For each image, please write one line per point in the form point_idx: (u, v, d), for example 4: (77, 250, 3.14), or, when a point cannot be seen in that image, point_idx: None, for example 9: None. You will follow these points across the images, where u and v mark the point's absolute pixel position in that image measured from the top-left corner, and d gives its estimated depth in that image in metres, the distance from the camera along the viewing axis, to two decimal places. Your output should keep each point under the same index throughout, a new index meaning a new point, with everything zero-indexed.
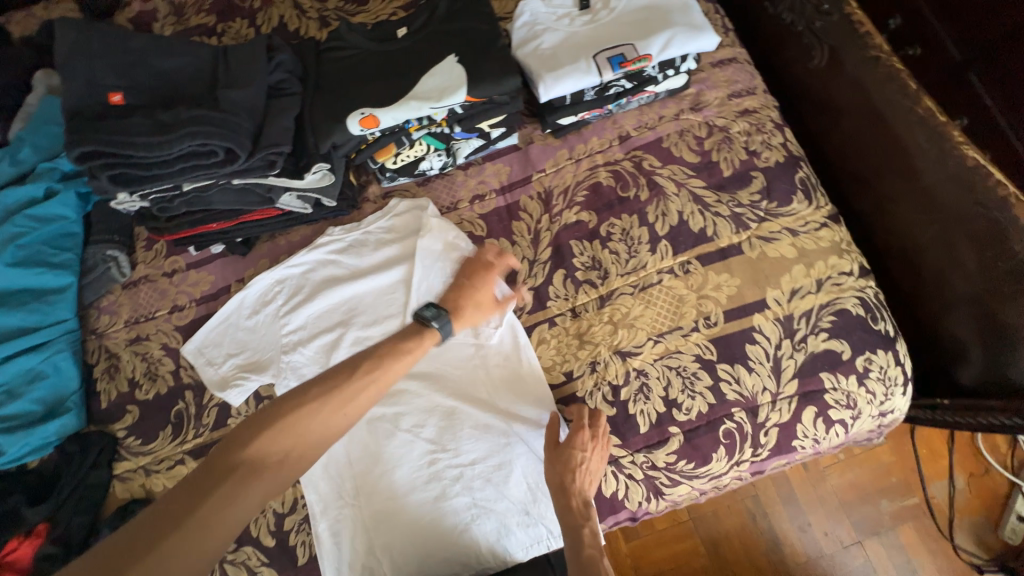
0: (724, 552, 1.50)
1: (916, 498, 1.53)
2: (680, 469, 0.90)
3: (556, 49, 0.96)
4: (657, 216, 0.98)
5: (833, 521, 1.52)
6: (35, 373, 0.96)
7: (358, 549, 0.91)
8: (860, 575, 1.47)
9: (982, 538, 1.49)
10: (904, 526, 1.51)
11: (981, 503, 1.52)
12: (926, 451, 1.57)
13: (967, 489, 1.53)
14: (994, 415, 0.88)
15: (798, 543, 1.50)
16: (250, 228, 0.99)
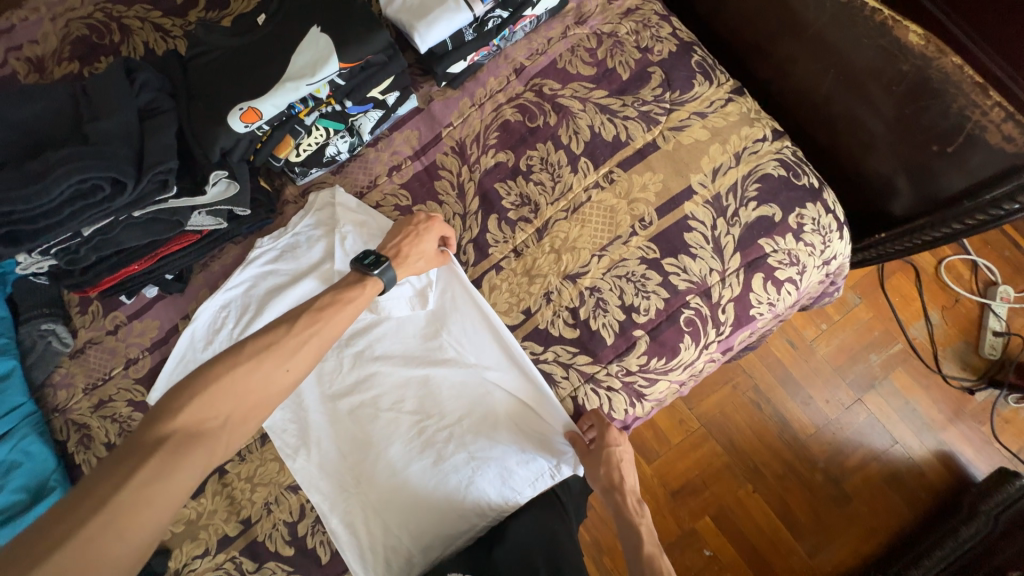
0: (737, 444, 1.57)
1: (899, 344, 1.60)
2: (653, 368, 0.93)
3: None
4: (570, 136, 0.99)
5: (831, 388, 1.58)
6: (8, 464, 0.94)
7: (376, 536, 0.93)
8: (866, 428, 1.55)
9: (966, 362, 1.58)
10: (896, 373, 1.58)
11: (958, 331, 1.60)
12: (898, 299, 1.64)
13: (943, 322, 1.61)
14: (923, 233, 0.96)
15: (805, 417, 1.57)
16: (176, 261, 0.97)
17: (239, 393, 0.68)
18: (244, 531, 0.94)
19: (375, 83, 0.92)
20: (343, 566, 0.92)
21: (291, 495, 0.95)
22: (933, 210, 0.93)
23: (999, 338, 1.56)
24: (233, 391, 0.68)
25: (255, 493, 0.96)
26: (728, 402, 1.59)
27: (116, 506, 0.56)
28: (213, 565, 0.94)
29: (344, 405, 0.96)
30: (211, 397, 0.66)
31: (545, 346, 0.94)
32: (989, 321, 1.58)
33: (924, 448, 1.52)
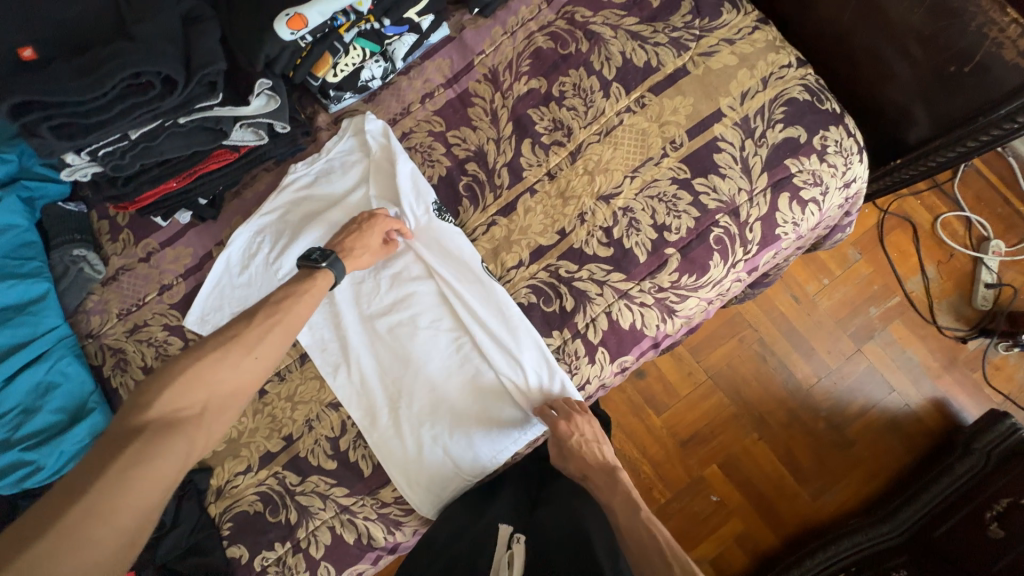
0: (744, 401, 1.61)
1: (897, 297, 1.66)
2: (684, 284, 0.96)
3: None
4: (602, 62, 1.01)
5: (833, 339, 1.64)
6: (46, 385, 0.95)
7: (413, 455, 0.95)
8: (867, 377, 1.61)
9: (960, 313, 1.65)
10: (893, 325, 1.65)
11: (953, 284, 1.67)
12: (897, 254, 1.69)
13: (938, 276, 1.67)
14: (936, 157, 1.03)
15: (808, 368, 1.62)
16: (211, 182, 0.97)
17: (211, 374, 0.67)
18: (287, 447, 0.96)
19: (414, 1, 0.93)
20: (385, 478, 0.95)
21: (331, 412, 0.97)
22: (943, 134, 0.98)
23: (990, 289, 1.63)
24: (209, 379, 0.67)
25: (296, 411, 0.97)
26: (736, 356, 1.63)
27: (94, 496, 0.55)
28: (255, 481, 0.96)
29: (383, 327, 0.98)
30: (190, 381, 0.66)
31: (580, 265, 0.97)
32: (981, 274, 1.64)
33: (921, 397, 1.59)
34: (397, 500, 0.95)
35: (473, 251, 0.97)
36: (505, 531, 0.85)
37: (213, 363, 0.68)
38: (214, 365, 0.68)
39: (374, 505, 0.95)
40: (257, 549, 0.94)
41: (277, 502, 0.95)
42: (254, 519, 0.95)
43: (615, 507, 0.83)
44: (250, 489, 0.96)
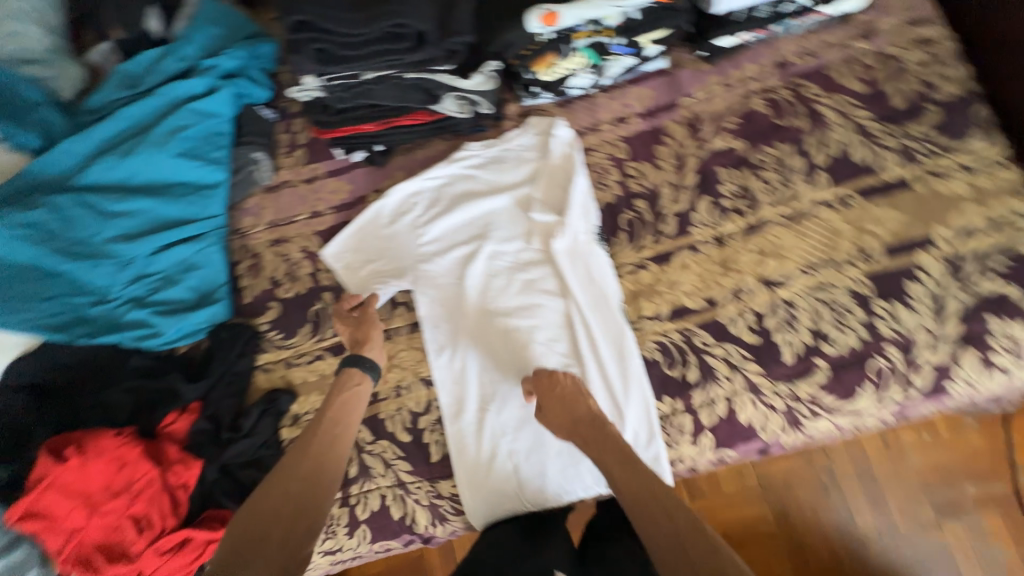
0: (821, 563, 1.11)
1: (1002, 486, 1.10)
2: (823, 403, 0.87)
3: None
4: (816, 146, 0.95)
5: None
6: (189, 263, 1.03)
7: (483, 462, 0.92)
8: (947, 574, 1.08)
9: None
10: (989, 513, 1.09)
11: None
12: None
13: None
14: None
15: (870, 524, 1.12)
16: (395, 135, 0.99)
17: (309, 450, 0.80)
18: (370, 404, 0.97)
19: (657, 29, 0.91)
20: (449, 472, 0.93)
21: (421, 387, 0.97)
22: None
23: None
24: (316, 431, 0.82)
25: (389, 373, 0.98)
26: (794, 497, 1.15)
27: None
28: None
29: (498, 324, 0.95)
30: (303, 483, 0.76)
31: (718, 340, 0.90)
32: None
33: None
34: (453, 497, 0.93)
35: (616, 288, 0.94)
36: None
37: (292, 469, 0.77)
38: (289, 476, 0.76)
39: (429, 492, 0.93)
40: None
41: None
42: None
43: (607, 459, 0.76)
44: None
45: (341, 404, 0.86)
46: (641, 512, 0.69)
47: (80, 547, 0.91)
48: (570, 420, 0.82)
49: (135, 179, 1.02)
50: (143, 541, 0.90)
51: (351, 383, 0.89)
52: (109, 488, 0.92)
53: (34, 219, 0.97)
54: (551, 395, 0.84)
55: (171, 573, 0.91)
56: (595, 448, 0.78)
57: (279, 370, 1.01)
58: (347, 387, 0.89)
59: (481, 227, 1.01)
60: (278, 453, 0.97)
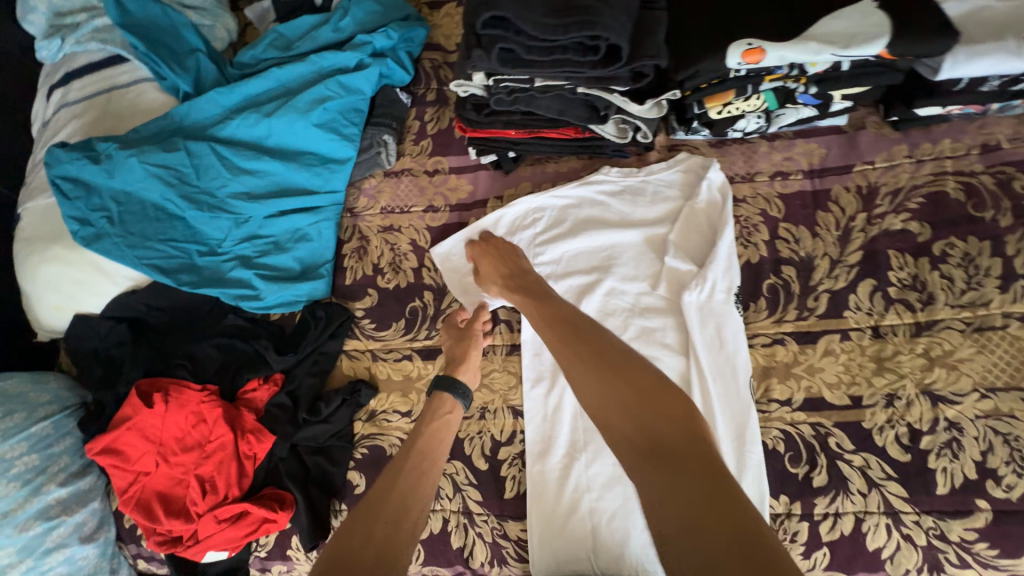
0: None
1: None
2: (976, 552, 0.74)
3: (986, 13, 0.77)
4: (1020, 250, 0.80)
5: None
6: (301, 234, 1.01)
7: (562, 515, 0.83)
8: None
9: None
10: None
11: None
12: None
13: None
14: None
15: None
16: (536, 146, 0.93)
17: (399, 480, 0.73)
18: None
19: (858, 85, 0.80)
20: (520, 512, 0.87)
21: (508, 416, 0.91)
22: None
23: None
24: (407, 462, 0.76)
25: (477, 392, 0.92)
26: None
27: None
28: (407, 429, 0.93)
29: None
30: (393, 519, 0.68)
31: (858, 448, 0.79)
32: None
33: None
34: (519, 540, 0.86)
35: (746, 359, 0.84)
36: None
37: (379, 502, 0.70)
38: (378, 509, 0.69)
39: (495, 529, 0.87)
40: None
41: None
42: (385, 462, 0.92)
43: (581, 350, 0.72)
44: (396, 432, 0.93)
45: (429, 435, 0.81)
46: (615, 395, 0.64)
47: (142, 491, 0.92)
48: (551, 313, 0.79)
49: (270, 140, 1.01)
50: (205, 504, 0.88)
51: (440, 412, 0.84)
52: (182, 442, 0.91)
53: (171, 160, 0.97)
54: (542, 306, 0.81)
55: (224, 542, 0.89)
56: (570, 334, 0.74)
57: (364, 361, 0.98)
58: (438, 415, 0.83)
59: (604, 260, 0.93)
60: (348, 447, 0.93)
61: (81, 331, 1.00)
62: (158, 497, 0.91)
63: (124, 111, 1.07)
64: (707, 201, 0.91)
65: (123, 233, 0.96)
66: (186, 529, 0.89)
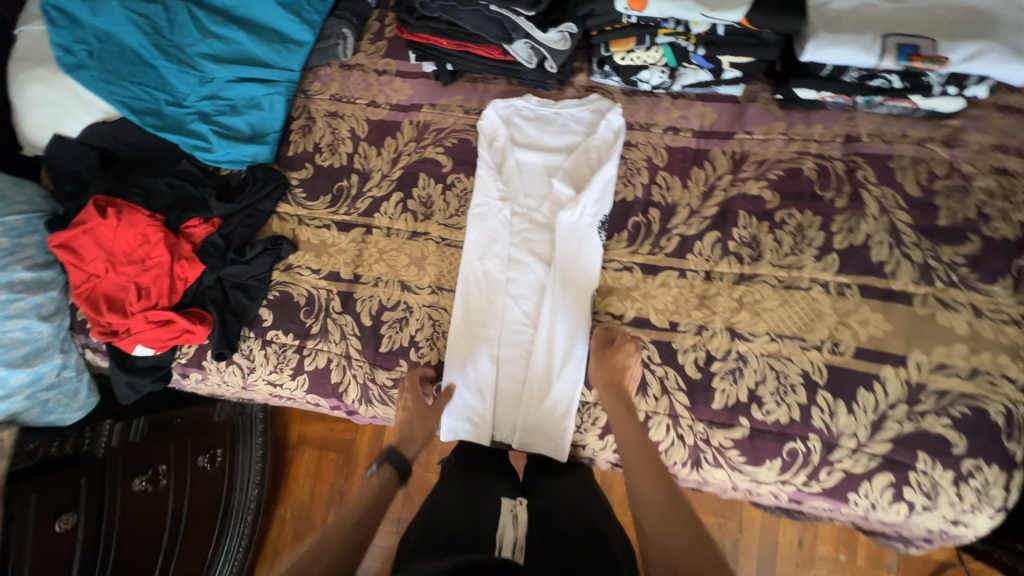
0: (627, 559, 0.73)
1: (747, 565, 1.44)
2: (728, 456, 0.92)
3: (868, 10, 0.86)
4: (842, 228, 0.93)
5: None
6: (256, 102, 1.14)
7: (431, 367, 1.03)
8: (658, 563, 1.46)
9: None
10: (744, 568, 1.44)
11: None
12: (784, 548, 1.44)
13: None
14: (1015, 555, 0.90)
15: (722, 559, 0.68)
16: (468, 62, 1.05)
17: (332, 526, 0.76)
18: (351, 282, 1.09)
19: (738, 53, 0.93)
20: (388, 364, 1.04)
21: (396, 288, 1.07)
22: None
23: None
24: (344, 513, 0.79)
25: (376, 264, 1.08)
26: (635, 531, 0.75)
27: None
28: (314, 284, 1.10)
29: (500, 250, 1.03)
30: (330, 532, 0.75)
31: (663, 361, 0.95)
32: None
33: None
34: (382, 386, 1.05)
35: (595, 275, 0.99)
36: (506, 502, 0.85)
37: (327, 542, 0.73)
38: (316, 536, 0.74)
39: (366, 373, 1.05)
40: (278, 325, 1.10)
41: (314, 309, 1.09)
42: (292, 306, 1.10)
43: (653, 489, 0.76)
44: (305, 285, 1.11)
45: (409, 432, 0.94)
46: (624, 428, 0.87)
47: (92, 290, 1.10)
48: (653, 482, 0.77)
49: (241, 11, 1.13)
50: (139, 305, 1.07)
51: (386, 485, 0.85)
52: (128, 255, 1.08)
53: (150, 11, 1.09)
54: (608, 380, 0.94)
55: (152, 340, 1.08)
56: (655, 490, 0.76)
57: (290, 223, 1.14)
58: (380, 492, 0.83)
59: (507, 175, 1.05)
60: (263, 288, 1.11)
61: (55, 148, 1.14)
62: (104, 296, 1.10)
63: None
64: (600, 139, 1.03)
65: (99, 68, 1.09)
66: (122, 324, 1.08)
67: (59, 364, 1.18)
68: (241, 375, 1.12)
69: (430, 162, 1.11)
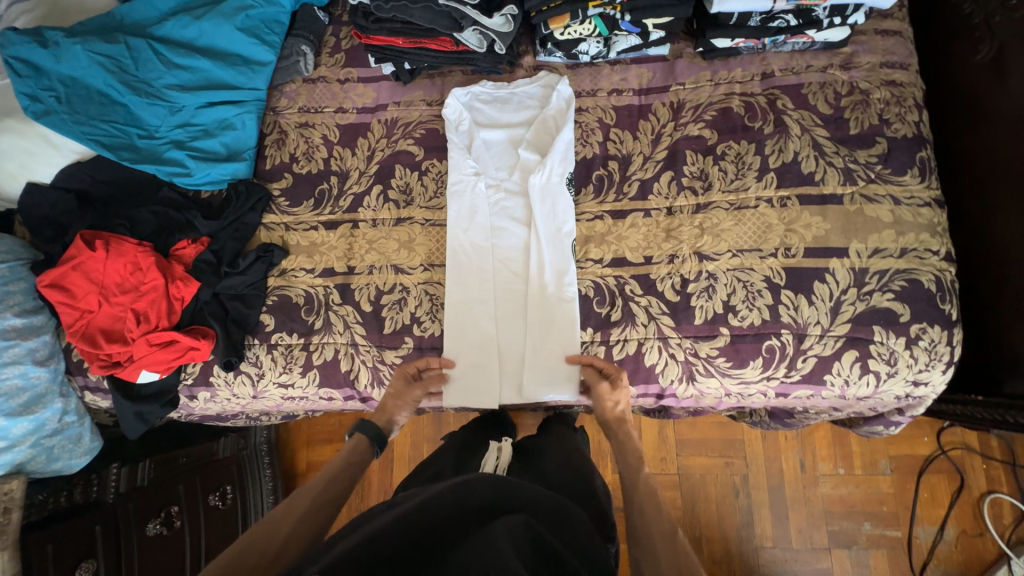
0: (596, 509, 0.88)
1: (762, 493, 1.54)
2: (716, 364, 1.02)
3: None
4: (774, 150, 1.07)
5: (810, 523, 1.51)
6: (228, 123, 1.20)
7: (435, 338, 1.09)
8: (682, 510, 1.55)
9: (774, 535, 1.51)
10: (760, 497, 1.54)
11: (833, 498, 1.52)
12: (792, 472, 1.55)
13: (815, 498, 1.53)
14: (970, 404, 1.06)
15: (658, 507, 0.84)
16: (425, 56, 1.16)
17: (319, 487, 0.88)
18: (346, 275, 1.14)
19: (659, 15, 1.05)
20: (394, 343, 1.10)
21: (390, 272, 1.13)
22: (989, 395, 1.03)
23: (946, 536, 1.46)
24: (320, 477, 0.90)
25: (367, 255, 1.15)
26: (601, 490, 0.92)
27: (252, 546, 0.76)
28: (310, 283, 1.15)
29: (483, 223, 1.11)
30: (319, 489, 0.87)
31: (645, 292, 1.05)
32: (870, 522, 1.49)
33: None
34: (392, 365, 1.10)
35: (571, 229, 1.09)
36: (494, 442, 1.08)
37: (303, 499, 0.84)
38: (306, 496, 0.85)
39: (374, 356, 1.10)
40: (281, 328, 1.14)
41: (314, 306, 1.14)
42: (292, 307, 1.14)
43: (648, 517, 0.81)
44: (302, 286, 1.15)
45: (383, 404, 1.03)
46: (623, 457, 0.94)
47: (87, 325, 1.11)
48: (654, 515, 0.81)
49: (202, 41, 1.19)
50: (139, 331, 1.08)
51: (358, 452, 0.95)
52: (121, 285, 1.10)
53: (112, 51, 1.14)
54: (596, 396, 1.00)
55: (155, 363, 1.10)
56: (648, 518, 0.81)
57: (278, 231, 1.20)
58: (354, 454, 0.95)
59: (477, 154, 1.15)
60: (261, 295, 1.15)
61: (32, 194, 1.16)
62: (100, 329, 1.10)
63: (71, 10, 1.21)
64: (554, 110, 1.14)
65: (69, 111, 1.13)
66: (124, 352, 1.09)
67: (60, 409, 1.16)
68: (251, 384, 1.15)
69: (403, 154, 1.19)
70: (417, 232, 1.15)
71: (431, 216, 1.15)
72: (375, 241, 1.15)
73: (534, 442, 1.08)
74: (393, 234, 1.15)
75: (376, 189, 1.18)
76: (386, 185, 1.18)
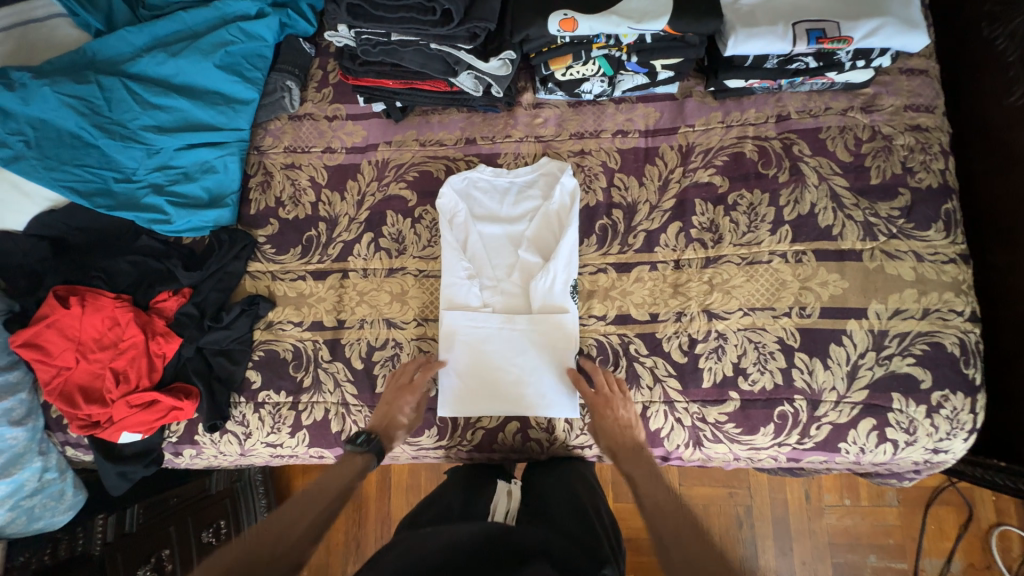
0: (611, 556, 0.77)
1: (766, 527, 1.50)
2: (725, 430, 0.97)
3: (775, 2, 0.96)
4: (789, 201, 1.00)
5: (815, 556, 1.47)
6: (208, 165, 1.13)
7: (430, 398, 1.04)
8: None
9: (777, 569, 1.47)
10: (764, 532, 1.49)
11: (839, 533, 1.48)
12: (797, 507, 1.50)
13: (819, 533, 1.48)
14: (996, 473, 0.97)
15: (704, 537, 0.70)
16: (418, 97, 1.10)
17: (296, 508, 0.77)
18: (336, 329, 1.09)
19: (666, 56, 0.99)
20: None
21: (382, 326, 1.08)
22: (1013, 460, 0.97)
23: None
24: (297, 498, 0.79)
25: (358, 307, 1.09)
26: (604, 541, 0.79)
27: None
28: (299, 336, 1.10)
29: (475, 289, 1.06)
30: (286, 512, 0.76)
31: (650, 352, 1.00)
32: (876, 558, 1.45)
33: None
34: None
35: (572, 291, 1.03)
36: (502, 482, 0.99)
37: (245, 545, 0.71)
38: (274, 518, 0.75)
39: (366, 417, 1.05)
40: (268, 385, 1.08)
41: (303, 361, 1.08)
42: (279, 362, 1.09)
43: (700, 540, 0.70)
44: (290, 339, 1.10)
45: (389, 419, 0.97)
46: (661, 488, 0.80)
47: (65, 383, 1.04)
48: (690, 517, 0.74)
49: (179, 79, 1.12)
50: (119, 392, 1.02)
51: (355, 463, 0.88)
52: (100, 342, 1.04)
53: (83, 91, 1.07)
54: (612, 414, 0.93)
55: (138, 424, 1.03)
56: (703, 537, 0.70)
57: (264, 280, 1.14)
58: (350, 467, 0.87)
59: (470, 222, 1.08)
60: (247, 350, 1.10)
61: (4, 245, 1.10)
62: (79, 388, 1.04)
63: (43, 48, 1.14)
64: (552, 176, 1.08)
65: (38, 156, 1.05)
66: (103, 414, 1.03)
67: (40, 468, 1.10)
68: (238, 442, 1.09)
69: (395, 199, 1.12)
70: (410, 283, 1.09)
71: (424, 267, 1.09)
72: (366, 293, 1.09)
73: (541, 477, 0.99)
74: (385, 285, 1.09)
75: (367, 233, 1.12)
76: (377, 231, 1.11)
